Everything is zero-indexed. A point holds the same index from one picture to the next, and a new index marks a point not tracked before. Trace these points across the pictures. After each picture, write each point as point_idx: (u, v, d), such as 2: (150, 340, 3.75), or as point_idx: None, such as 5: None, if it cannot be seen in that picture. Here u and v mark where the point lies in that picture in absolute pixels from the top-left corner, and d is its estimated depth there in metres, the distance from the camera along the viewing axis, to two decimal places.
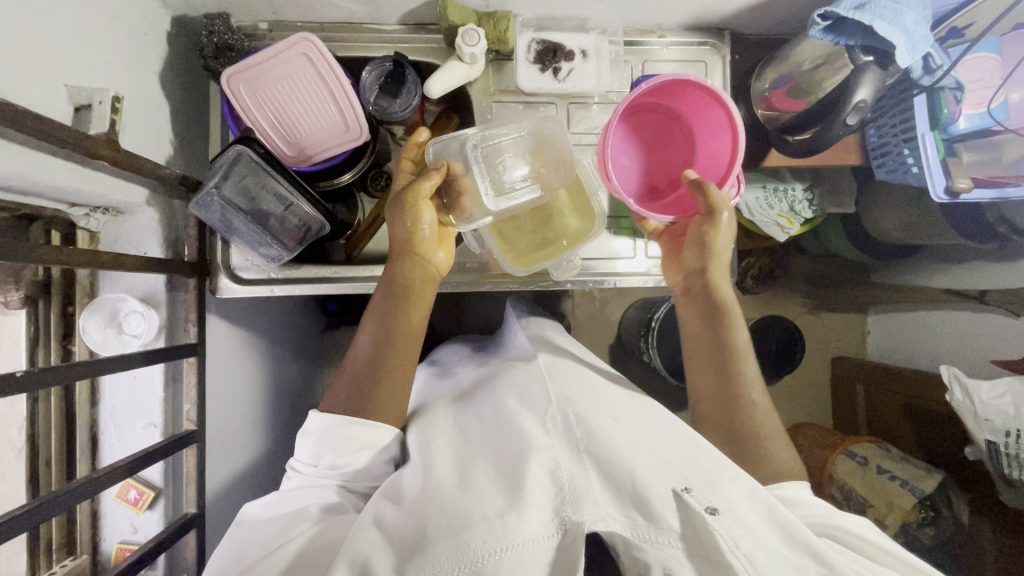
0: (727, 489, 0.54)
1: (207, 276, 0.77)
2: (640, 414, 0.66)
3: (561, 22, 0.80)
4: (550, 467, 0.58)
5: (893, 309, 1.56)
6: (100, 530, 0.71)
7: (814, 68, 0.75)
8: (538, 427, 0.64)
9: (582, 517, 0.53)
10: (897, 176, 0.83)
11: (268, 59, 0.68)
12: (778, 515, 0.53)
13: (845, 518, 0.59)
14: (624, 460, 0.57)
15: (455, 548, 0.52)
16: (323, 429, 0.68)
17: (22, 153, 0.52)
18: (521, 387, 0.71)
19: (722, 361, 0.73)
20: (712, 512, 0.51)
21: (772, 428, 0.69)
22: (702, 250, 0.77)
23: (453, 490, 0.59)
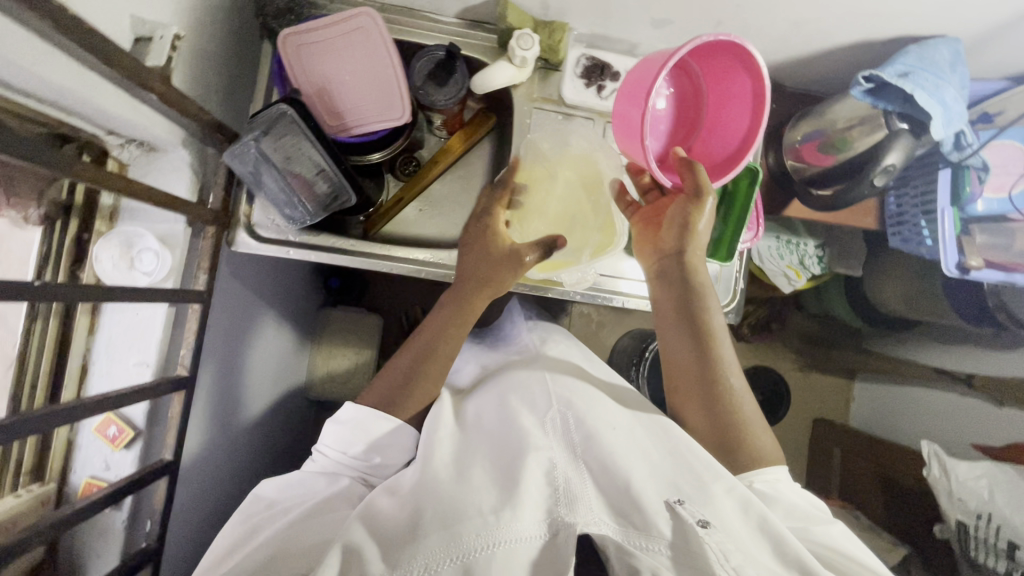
0: (720, 500, 0.55)
1: (227, 226, 0.77)
2: (639, 424, 0.69)
3: (613, 44, 0.83)
4: (546, 468, 0.59)
5: (881, 379, 1.58)
6: (72, 461, 0.69)
7: (847, 128, 0.77)
8: (537, 428, 0.66)
9: (575, 517, 0.54)
10: (910, 246, 0.85)
11: (325, 27, 0.70)
12: (771, 527, 0.53)
13: (821, 530, 0.59)
14: (623, 468, 0.58)
15: (449, 539, 0.52)
16: (355, 420, 0.69)
17: (76, 70, 0.52)
18: (522, 390, 0.74)
19: (705, 358, 0.70)
20: (704, 525, 0.52)
21: (755, 416, 0.69)
22: (682, 232, 0.72)
23: (447, 481, 0.59)
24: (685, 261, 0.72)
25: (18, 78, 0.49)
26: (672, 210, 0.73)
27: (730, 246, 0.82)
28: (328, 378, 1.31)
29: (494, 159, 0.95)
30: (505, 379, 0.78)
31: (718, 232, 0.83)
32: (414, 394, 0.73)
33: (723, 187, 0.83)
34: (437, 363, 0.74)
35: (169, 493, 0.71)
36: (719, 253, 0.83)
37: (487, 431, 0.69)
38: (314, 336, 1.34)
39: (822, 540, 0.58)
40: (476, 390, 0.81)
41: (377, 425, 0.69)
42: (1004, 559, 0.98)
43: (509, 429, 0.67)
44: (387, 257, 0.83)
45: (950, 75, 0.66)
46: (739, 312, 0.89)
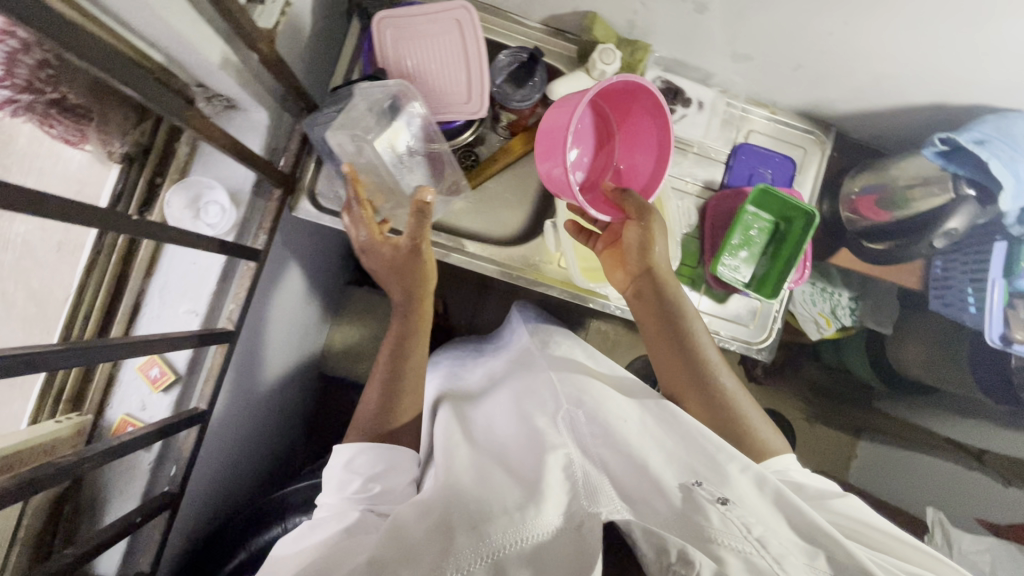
0: (736, 481, 0.59)
1: (292, 192, 0.78)
2: (645, 414, 0.71)
3: (688, 71, 0.84)
4: (564, 463, 0.61)
5: (888, 440, 1.58)
6: (110, 397, 0.70)
7: (908, 187, 0.78)
8: (550, 426, 0.68)
9: (598, 508, 0.55)
10: (952, 311, 0.85)
11: (423, 13, 0.71)
12: (786, 499, 0.57)
13: (841, 501, 0.63)
14: (639, 453, 0.62)
15: (478, 539, 0.52)
16: (351, 455, 0.67)
17: (193, 22, 0.54)
18: (529, 394, 0.75)
19: (692, 364, 0.73)
20: (723, 502, 0.55)
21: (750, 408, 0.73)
22: (643, 255, 0.76)
23: (467, 479, 0.60)
24: (656, 278, 0.76)
25: (144, 22, 0.50)
26: (627, 235, 0.78)
27: (776, 284, 0.83)
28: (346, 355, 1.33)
29: None
30: (517, 382, 0.79)
31: (764, 270, 0.85)
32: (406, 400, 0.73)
33: (775, 224, 0.84)
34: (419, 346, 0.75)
35: (198, 441, 0.73)
36: (764, 291, 0.84)
37: (495, 436, 0.71)
38: (337, 311, 1.36)
39: (838, 509, 0.62)
40: (484, 395, 0.82)
41: (383, 453, 0.68)
42: None
43: (523, 429, 0.69)
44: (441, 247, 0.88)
45: None
46: (773, 351, 0.90)
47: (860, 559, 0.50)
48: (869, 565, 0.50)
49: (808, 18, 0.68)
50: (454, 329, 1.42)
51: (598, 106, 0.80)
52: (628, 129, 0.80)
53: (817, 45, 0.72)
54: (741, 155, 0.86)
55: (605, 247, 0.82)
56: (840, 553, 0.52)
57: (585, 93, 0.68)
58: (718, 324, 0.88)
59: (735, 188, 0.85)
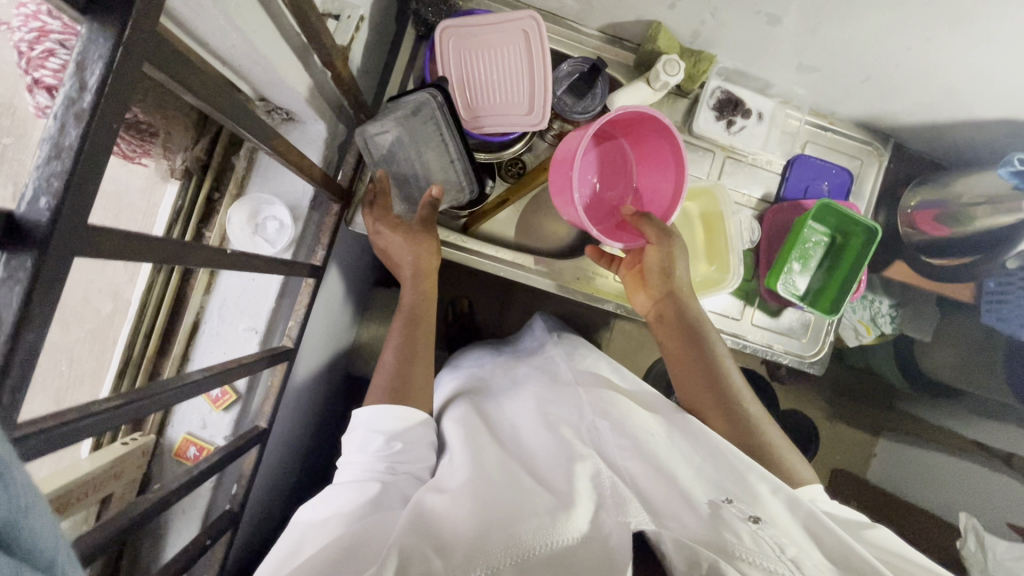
0: (766, 500, 0.58)
1: (348, 207, 0.76)
2: (668, 421, 0.70)
3: (748, 81, 0.83)
4: (592, 474, 0.60)
5: (912, 440, 1.59)
6: (171, 416, 0.70)
7: (971, 205, 0.78)
8: (575, 437, 0.67)
9: (628, 517, 0.55)
10: (1008, 326, 0.83)
11: (490, 23, 0.70)
12: (819, 525, 0.56)
13: (880, 533, 0.60)
14: (669, 465, 0.60)
15: (509, 539, 0.50)
16: (369, 417, 0.65)
17: (273, 40, 0.52)
18: (553, 399, 0.74)
19: (716, 386, 0.71)
20: (755, 520, 0.54)
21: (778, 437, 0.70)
22: (665, 275, 0.75)
23: (498, 483, 0.59)
24: (680, 299, 0.75)
25: (226, 41, 0.49)
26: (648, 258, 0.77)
27: (834, 301, 0.82)
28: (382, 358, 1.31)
29: None
30: (536, 386, 0.77)
31: (819, 283, 0.84)
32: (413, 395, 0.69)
33: (832, 239, 0.84)
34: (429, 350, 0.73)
35: (258, 461, 0.72)
36: (820, 306, 0.83)
37: (516, 444, 0.69)
38: (368, 314, 1.35)
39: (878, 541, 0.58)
40: (500, 395, 0.80)
41: (396, 413, 0.65)
42: None
43: (546, 437, 0.67)
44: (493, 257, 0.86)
45: None
46: (824, 365, 0.89)
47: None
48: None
49: (887, 32, 0.66)
50: (484, 331, 1.41)
51: (604, 129, 0.79)
52: (642, 149, 0.78)
53: (889, 58, 0.70)
54: (798, 166, 0.84)
55: (628, 271, 0.81)
56: None
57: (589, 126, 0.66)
58: (771, 337, 0.88)
59: (793, 200, 0.84)
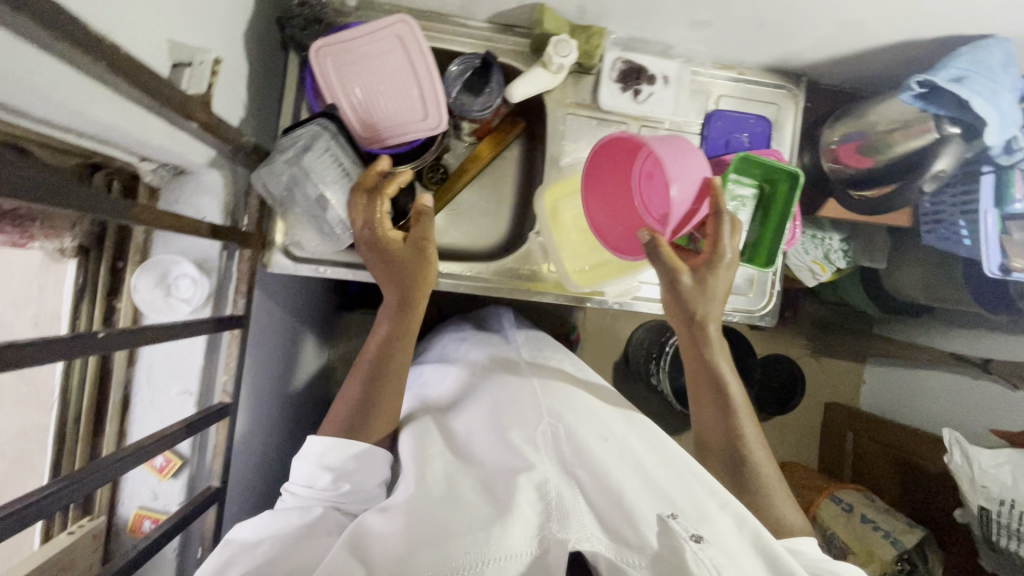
0: (716, 518, 0.58)
1: (262, 246, 0.75)
2: (633, 433, 0.71)
3: (648, 45, 0.80)
4: (538, 483, 0.60)
5: (893, 363, 1.60)
6: (120, 493, 0.69)
7: (886, 131, 0.75)
8: (528, 444, 0.65)
9: (567, 535, 0.56)
10: (948, 245, 0.84)
11: (361, 36, 0.66)
12: (766, 547, 0.56)
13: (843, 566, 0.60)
14: (617, 479, 0.60)
15: (439, 557, 0.53)
16: (321, 452, 0.64)
17: (122, 106, 0.50)
18: (513, 403, 0.72)
19: (722, 418, 0.69)
20: (697, 540, 0.55)
21: (778, 484, 0.67)
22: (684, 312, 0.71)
23: (439, 497, 0.60)
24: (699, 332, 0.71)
25: (67, 119, 0.47)
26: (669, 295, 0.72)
27: (769, 252, 0.82)
28: None
29: (524, 163, 0.94)
30: (494, 387, 0.76)
31: (755, 237, 0.83)
32: (378, 421, 0.68)
33: (760, 189, 0.82)
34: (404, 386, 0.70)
35: (219, 519, 0.71)
36: (758, 260, 0.83)
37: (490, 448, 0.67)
38: (332, 341, 1.33)
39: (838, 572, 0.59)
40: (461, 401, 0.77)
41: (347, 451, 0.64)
42: None
43: (500, 447, 0.66)
44: None
45: (1004, 78, 0.63)
46: (775, 315, 0.90)
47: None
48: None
49: None
50: None
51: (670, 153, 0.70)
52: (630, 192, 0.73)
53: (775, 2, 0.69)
54: (715, 121, 0.83)
55: None
56: None
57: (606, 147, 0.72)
58: None
59: (714, 158, 0.83)
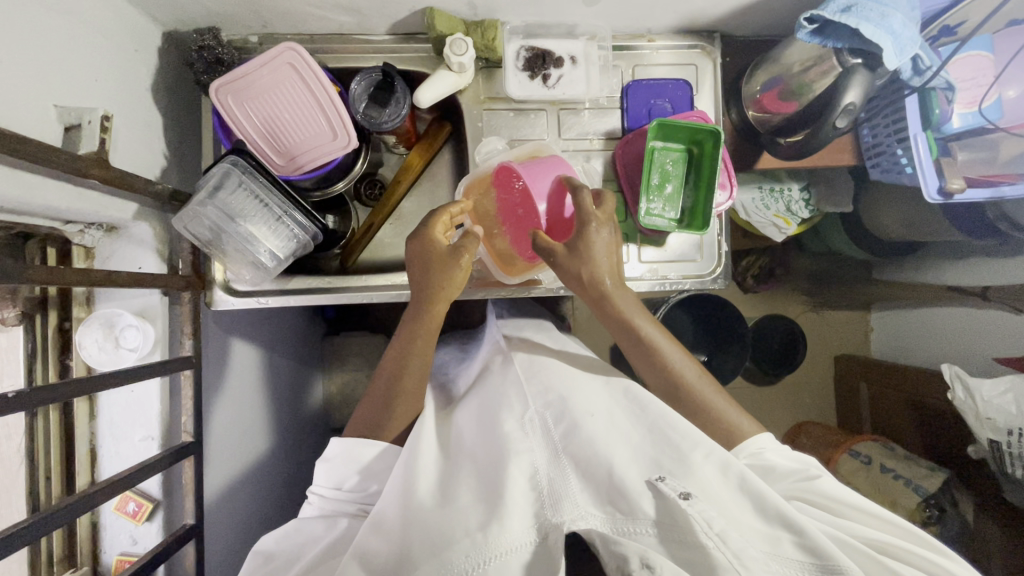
0: (700, 468, 0.57)
1: (203, 289, 0.77)
2: (616, 407, 0.69)
3: (550, 29, 0.80)
4: (529, 472, 0.59)
5: (896, 305, 1.54)
6: (101, 542, 0.71)
7: (803, 71, 0.73)
8: (518, 429, 0.65)
9: (561, 517, 0.55)
10: (891, 176, 0.83)
11: (254, 69, 0.69)
12: (750, 487, 0.55)
13: (825, 481, 0.60)
14: (603, 455, 0.58)
15: (439, 567, 0.53)
16: (342, 453, 0.69)
17: (13, 174, 0.53)
18: (499, 395, 0.73)
19: (647, 356, 0.72)
20: (685, 497, 0.53)
21: (718, 397, 0.70)
22: (575, 277, 0.71)
23: (431, 503, 0.59)
24: (597, 293, 0.72)
25: None
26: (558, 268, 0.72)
27: (705, 215, 0.79)
28: (344, 404, 1.27)
29: (457, 166, 0.94)
30: (486, 388, 0.77)
31: (691, 201, 0.82)
32: (393, 420, 0.73)
33: (687, 151, 0.81)
34: (409, 389, 0.74)
35: (199, 554, 0.73)
36: (696, 224, 0.80)
37: (473, 437, 0.69)
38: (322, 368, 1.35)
39: (818, 485, 0.60)
40: (463, 399, 0.80)
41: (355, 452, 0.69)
42: None
43: (490, 435, 0.66)
44: (364, 288, 0.84)
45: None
46: (729, 276, 0.88)
47: (818, 542, 0.50)
48: (824, 544, 0.50)
49: None
50: None
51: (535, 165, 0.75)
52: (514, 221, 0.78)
53: None
54: (632, 94, 0.83)
55: None
56: (801, 535, 0.51)
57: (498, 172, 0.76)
58: (666, 267, 0.87)
59: (636, 129, 0.83)
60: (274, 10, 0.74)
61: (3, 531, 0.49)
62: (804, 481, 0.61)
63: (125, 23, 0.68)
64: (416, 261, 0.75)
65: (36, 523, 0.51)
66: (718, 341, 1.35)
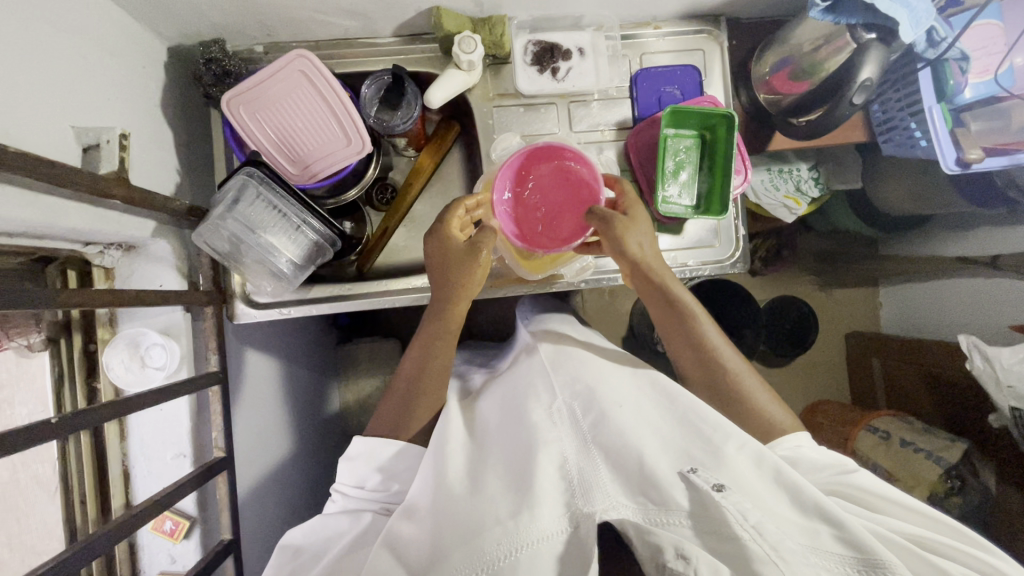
0: (733, 460, 0.56)
1: (224, 303, 0.77)
2: (644, 398, 0.69)
3: (554, 22, 0.80)
4: (559, 462, 0.59)
5: (906, 280, 1.54)
6: (139, 562, 0.71)
7: (814, 50, 0.73)
8: (546, 419, 0.65)
9: (593, 507, 0.54)
10: (905, 150, 0.82)
11: (265, 79, 0.69)
12: (785, 479, 0.55)
13: (861, 475, 0.61)
14: (634, 446, 0.58)
15: (472, 554, 0.53)
16: (366, 452, 0.69)
17: (34, 200, 0.52)
18: (525, 384, 0.73)
19: (689, 336, 0.73)
20: (719, 488, 0.52)
21: (758, 389, 0.71)
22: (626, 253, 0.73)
23: (461, 494, 0.60)
24: (647, 271, 0.74)
25: None
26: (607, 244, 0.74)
27: (722, 199, 0.79)
28: (363, 410, 1.27)
29: (468, 165, 0.94)
30: (510, 377, 0.77)
31: (707, 187, 0.81)
32: (416, 418, 0.73)
33: (701, 137, 0.80)
34: (432, 383, 0.74)
35: (238, 569, 0.73)
36: (713, 208, 0.80)
37: (500, 429, 0.68)
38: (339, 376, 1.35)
39: (856, 482, 0.60)
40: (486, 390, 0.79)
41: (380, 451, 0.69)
42: None
43: (519, 425, 0.66)
44: (382, 292, 0.83)
45: None
46: (747, 259, 0.88)
47: (863, 538, 0.49)
48: (868, 539, 0.49)
49: None
50: None
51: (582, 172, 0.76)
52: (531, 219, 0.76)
53: None
54: (641, 82, 0.83)
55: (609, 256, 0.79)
56: (841, 530, 0.50)
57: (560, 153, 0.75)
58: (684, 255, 0.87)
59: (648, 117, 0.82)
60: (280, 18, 0.74)
61: (49, 559, 0.49)
62: (838, 475, 0.61)
63: (132, 40, 0.68)
64: (437, 259, 0.74)
65: (81, 550, 0.51)
66: (731, 325, 1.35)
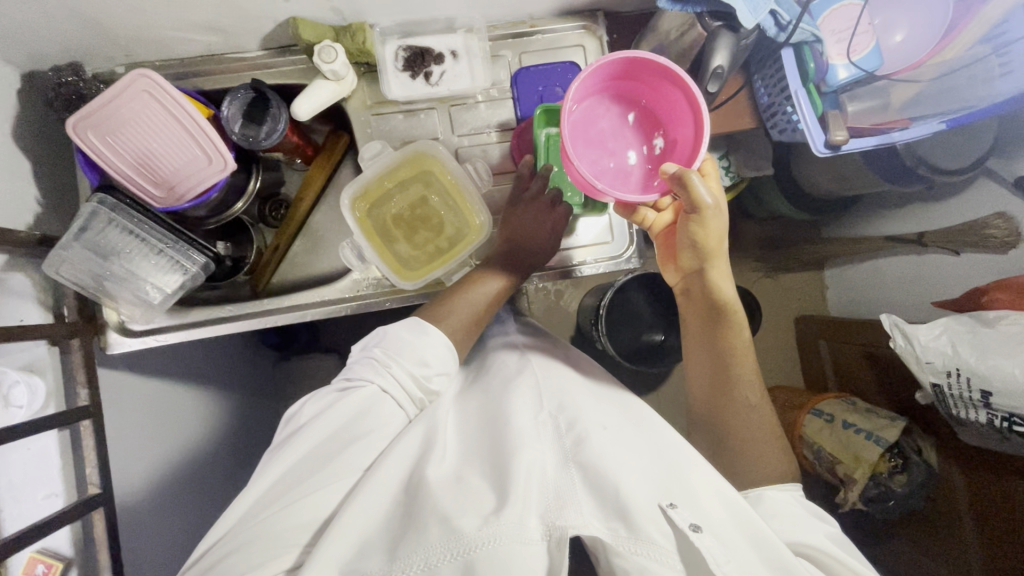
0: (705, 501, 0.56)
1: (93, 332, 0.76)
2: (629, 422, 0.67)
3: (426, 26, 0.78)
4: (539, 469, 0.57)
5: (847, 263, 1.51)
6: None
7: (681, 36, 0.72)
8: (529, 428, 0.62)
9: (567, 521, 0.52)
10: (788, 135, 0.82)
11: (110, 101, 0.67)
12: (754, 530, 0.55)
13: (812, 535, 0.61)
14: (611, 471, 0.56)
15: (448, 537, 0.51)
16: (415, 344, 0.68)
17: None
18: (509, 393, 0.70)
19: (724, 362, 0.73)
20: (695, 529, 0.52)
21: (760, 439, 0.71)
22: (696, 251, 0.71)
23: (443, 486, 0.56)
24: (710, 278, 0.72)
25: None
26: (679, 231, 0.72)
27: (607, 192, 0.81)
28: None
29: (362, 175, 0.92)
30: (497, 380, 0.74)
31: None
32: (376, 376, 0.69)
33: None
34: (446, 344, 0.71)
35: None
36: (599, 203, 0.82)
37: (481, 430, 0.66)
38: None
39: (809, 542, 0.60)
40: (468, 392, 0.75)
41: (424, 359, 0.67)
42: (982, 410, 0.91)
43: (502, 429, 0.63)
44: (271, 309, 0.81)
45: None
46: (641, 255, 0.87)
47: None
48: None
49: None
50: None
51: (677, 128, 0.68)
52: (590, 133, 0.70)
53: None
54: (521, 83, 0.80)
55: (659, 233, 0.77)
56: None
57: (682, 97, 0.64)
58: (578, 253, 0.86)
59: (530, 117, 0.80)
60: (135, 38, 0.72)
61: None
62: (800, 536, 0.61)
63: None
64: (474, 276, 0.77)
65: None
66: None
